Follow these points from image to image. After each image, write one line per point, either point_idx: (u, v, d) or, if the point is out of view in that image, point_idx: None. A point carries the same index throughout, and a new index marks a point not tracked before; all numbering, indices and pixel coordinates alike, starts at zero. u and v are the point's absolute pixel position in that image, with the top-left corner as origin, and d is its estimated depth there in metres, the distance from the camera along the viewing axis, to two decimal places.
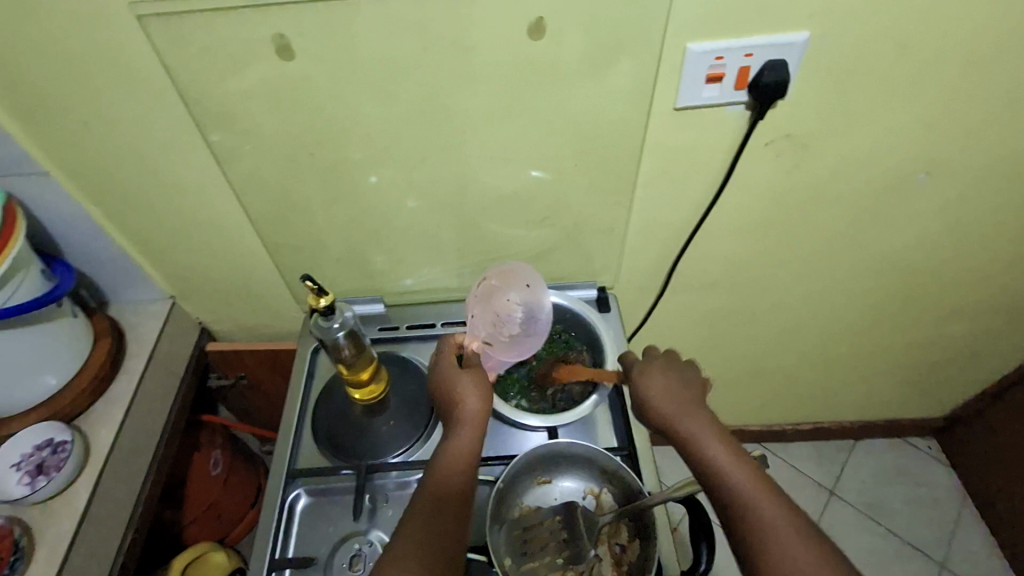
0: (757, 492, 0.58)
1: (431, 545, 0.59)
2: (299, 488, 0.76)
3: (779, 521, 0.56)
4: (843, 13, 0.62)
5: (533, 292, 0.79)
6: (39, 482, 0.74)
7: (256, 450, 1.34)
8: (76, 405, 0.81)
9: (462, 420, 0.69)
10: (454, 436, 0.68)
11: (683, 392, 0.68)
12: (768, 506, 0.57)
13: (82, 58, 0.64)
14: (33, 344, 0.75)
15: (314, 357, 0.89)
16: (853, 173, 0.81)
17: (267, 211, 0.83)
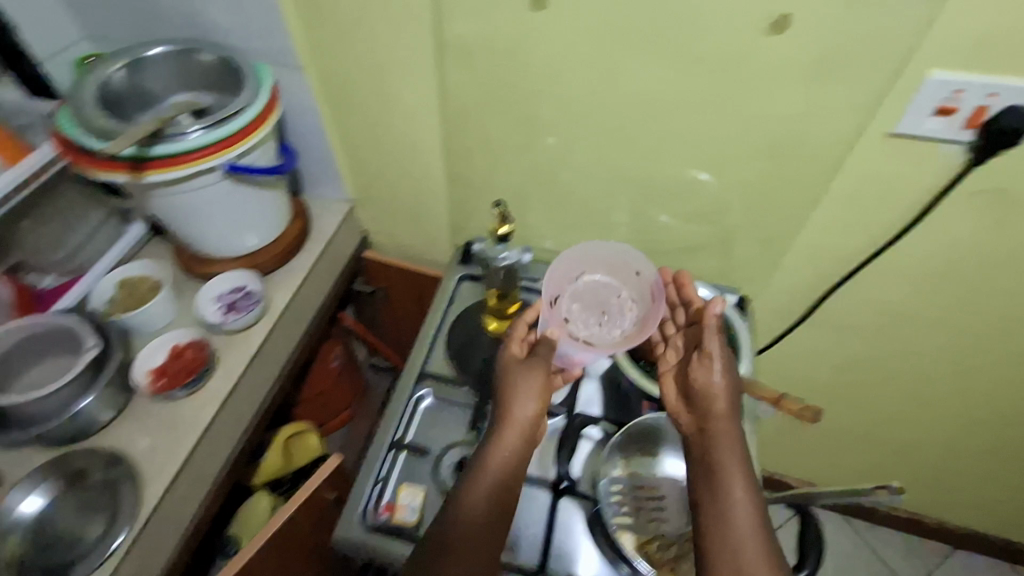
0: (747, 504, 0.60)
1: (475, 552, 0.61)
2: (425, 388, 0.85)
3: (754, 542, 0.57)
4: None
5: (640, 279, 0.81)
6: (230, 317, 0.88)
7: (362, 360, 1.47)
8: (266, 266, 0.95)
9: (514, 419, 0.70)
10: (504, 436, 0.68)
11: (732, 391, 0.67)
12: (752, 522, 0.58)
13: None
14: (254, 204, 0.89)
15: (459, 285, 0.98)
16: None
17: (460, 145, 0.92)
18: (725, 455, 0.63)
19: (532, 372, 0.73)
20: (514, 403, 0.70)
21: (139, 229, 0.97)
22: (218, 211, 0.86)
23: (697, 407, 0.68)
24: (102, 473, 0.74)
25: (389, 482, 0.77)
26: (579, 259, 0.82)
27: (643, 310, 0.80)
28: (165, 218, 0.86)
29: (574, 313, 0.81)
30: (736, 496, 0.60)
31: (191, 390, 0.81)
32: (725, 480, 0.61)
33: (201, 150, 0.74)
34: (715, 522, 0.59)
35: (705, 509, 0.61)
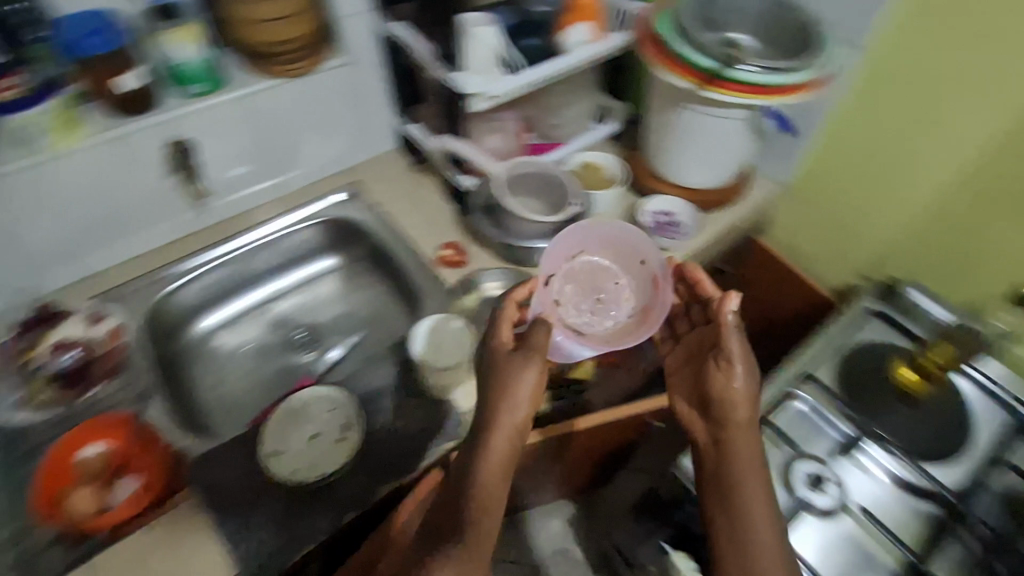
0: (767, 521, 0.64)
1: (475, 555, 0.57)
2: (803, 393, 0.83)
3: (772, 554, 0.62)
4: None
5: (646, 268, 0.76)
6: (658, 233, 0.95)
7: None
8: (700, 206, 0.99)
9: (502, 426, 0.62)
10: (490, 444, 0.61)
11: (750, 399, 0.69)
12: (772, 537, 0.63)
13: None
14: (734, 148, 0.91)
15: (870, 319, 0.93)
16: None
17: (982, 184, 0.82)
18: (744, 465, 0.66)
19: (519, 360, 0.63)
20: (497, 404, 0.62)
21: (613, 126, 1.08)
22: (714, 145, 0.90)
23: (711, 416, 0.70)
24: None
25: None
26: (581, 234, 0.76)
27: (642, 301, 0.75)
28: (664, 129, 0.93)
29: (567, 295, 0.75)
30: (755, 509, 0.64)
31: None
32: (742, 492, 0.65)
33: (741, 86, 0.78)
34: (731, 527, 0.65)
35: (720, 513, 0.66)
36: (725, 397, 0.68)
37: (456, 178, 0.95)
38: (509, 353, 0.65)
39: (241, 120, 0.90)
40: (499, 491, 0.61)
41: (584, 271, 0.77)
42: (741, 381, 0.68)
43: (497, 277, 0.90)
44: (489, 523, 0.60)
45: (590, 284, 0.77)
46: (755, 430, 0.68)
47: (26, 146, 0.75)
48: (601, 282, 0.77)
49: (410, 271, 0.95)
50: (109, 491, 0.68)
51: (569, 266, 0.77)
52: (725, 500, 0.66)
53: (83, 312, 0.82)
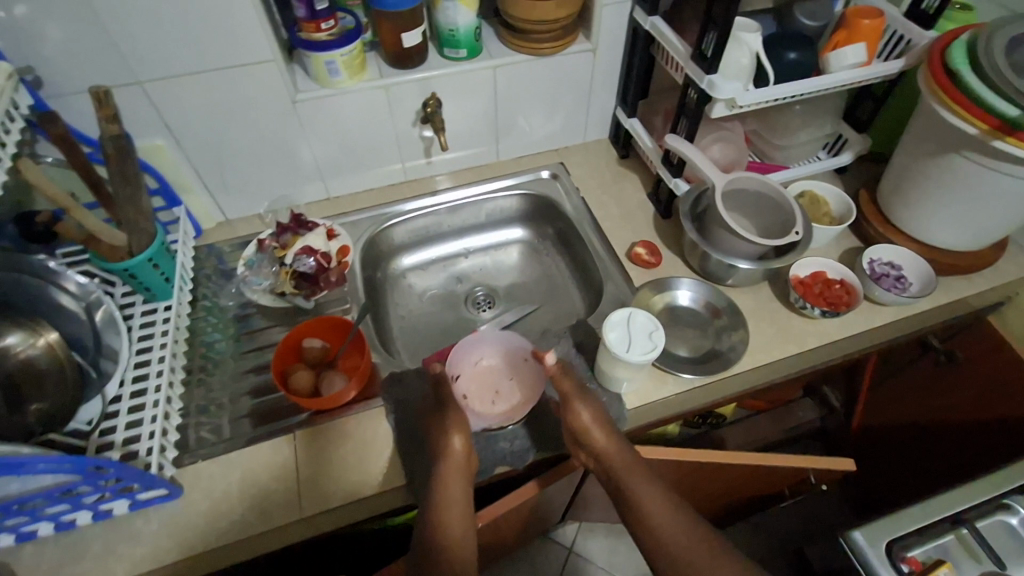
0: (665, 509, 0.69)
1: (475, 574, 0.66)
2: (1018, 506, 0.71)
3: (682, 533, 0.67)
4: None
5: (530, 364, 0.84)
6: (879, 285, 0.86)
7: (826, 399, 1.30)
8: (935, 267, 0.89)
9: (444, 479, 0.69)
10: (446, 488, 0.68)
11: (599, 417, 0.73)
12: (672, 519, 0.68)
13: None
14: (1005, 214, 0.79)
15: None
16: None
17: None
18: (626, 473, 0.72)
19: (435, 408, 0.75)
20: (434, 448, 0.70)
21: (844, 158, 0.97)
22: (981, 203, 0.78)
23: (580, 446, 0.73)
24: (727, 321, 0.85)
25: (925, 546, 0.70)
26: (481, 346, 0.85)
27: (533, 389, 0.82)
28: (921, 173, 0.83)
29: (468, 391, 0.82)
30: (652, 504, 0.69)
31: (819, 316, 0.84)
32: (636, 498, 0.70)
33: None
34: (642, 527, 0.69)
35: (634, 523, 0.70)
36: (581, 428, 0.72)
37: (672, 181, 0.92)
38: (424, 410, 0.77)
39: (485, 86, 0.97)
40: (463, 485, 0.70)
41: (484, 366, 0.85)
42: (589, 412, 0.72)
43: (688, 286, 0.88)
44: (466, 517, 0.69)
45: (489, 378, 0.84)
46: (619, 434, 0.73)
47: (326, 80, 0.88)
48: (499, 378, 0.84)
49: (598, 259, 0.97)
50: (322, 377, 0.79)
51: (471, 367, 0.84)
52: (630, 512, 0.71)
53: (323, 225, 0.95)
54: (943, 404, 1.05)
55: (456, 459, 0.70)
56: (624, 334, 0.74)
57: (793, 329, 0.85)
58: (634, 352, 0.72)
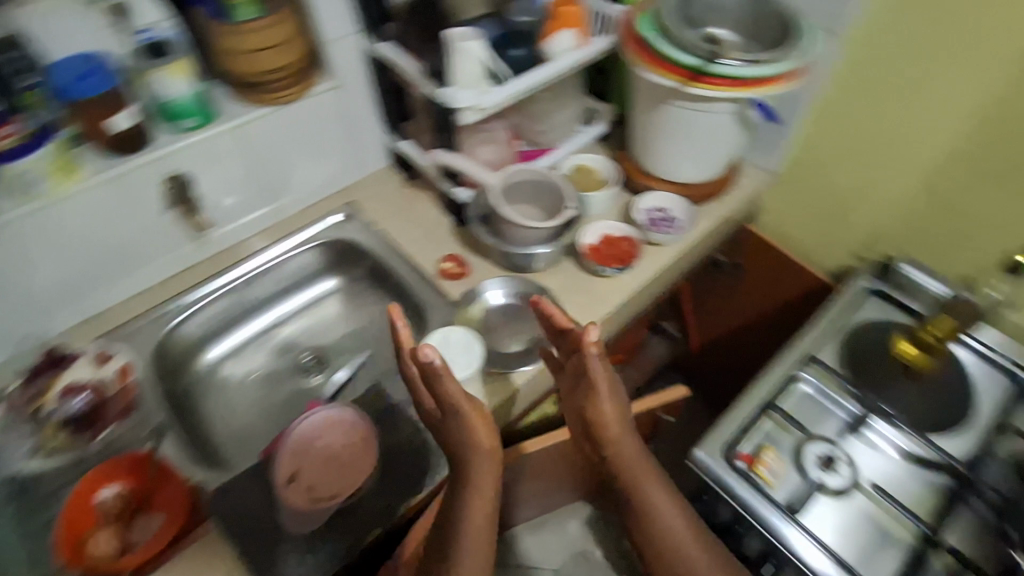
0: (670, 516, 0.76)
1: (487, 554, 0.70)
2: (808, 375, 0.85)
3: (685, 537, 0.76)
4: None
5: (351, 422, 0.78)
6: (655, 230, 0.97)
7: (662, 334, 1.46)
8: (694, 199, 1.02)
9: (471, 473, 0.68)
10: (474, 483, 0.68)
11: (619, 415, 0.74)
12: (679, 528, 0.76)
13: None
14: (722, 143, 0.94)
15: (864, 296, 0.94)
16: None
17: (968, 161, 0.84)
18: (635, 480, 0.76)
19: (456, 419, 0.66)
20: (464, 453, 0.68)
21: (598, 129, 1.08)
22: (701, 139, 0.92)
23: (596, 436, 0.75)
24: (542, 305, 0.90)
25: (750, 437, 0.80)
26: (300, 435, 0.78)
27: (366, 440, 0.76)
28: (650, 125, 0.94)
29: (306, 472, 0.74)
30: (663, 518, 0.76)
31: (615, 274, 0.92)
32: (641, 488, 0.76)
33: (726, 80, 0.80)
34: (641, 515, 0.77)
35: (639, 526, 0.77)
36: (595, 416, 0.74)
37: (452, 191, 0.97)
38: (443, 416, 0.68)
39: (234, 148, 0.90)
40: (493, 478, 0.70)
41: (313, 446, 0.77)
42: (603, 394, 0.72)
43: (498, 285, 0.91)
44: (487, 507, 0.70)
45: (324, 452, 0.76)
46: (633, 436, 0.76)
47: (27, 192, 0.75)
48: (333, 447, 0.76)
49: (409, 285, 0.95)
50: (131, 528, 0.69)
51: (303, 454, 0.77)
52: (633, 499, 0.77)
53: (89, 353, 0.81)
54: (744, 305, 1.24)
55: (493, 461, 0.69)
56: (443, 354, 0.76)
57: (601, 291, 0.92)
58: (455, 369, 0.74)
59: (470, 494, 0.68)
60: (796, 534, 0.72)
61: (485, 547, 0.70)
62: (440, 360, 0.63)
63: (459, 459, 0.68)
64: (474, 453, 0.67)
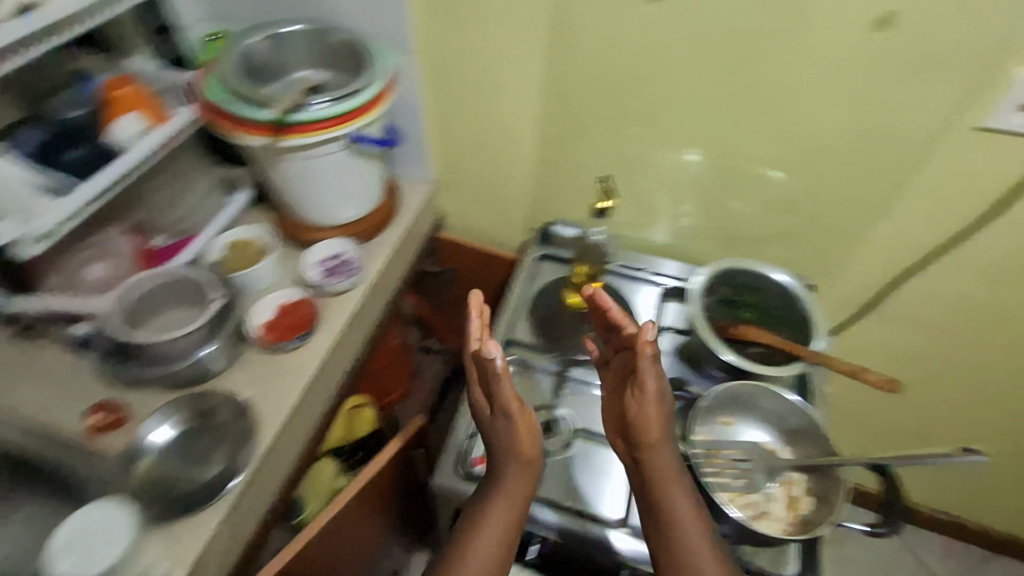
0: (691, 522, 0.65)
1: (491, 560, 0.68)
2: (510, 356, 0.91)
3: (702, 543, 0.64)
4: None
5: None
6: (330, 280, 0.93)
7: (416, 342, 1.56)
8: (362, 235, 1.00)
9: (502, 473, 0.71)
10: (494, 490, 0.71)
11: (664, 421, 0.70)
12: (700, 536, 0.65)
13: None
14: (357, 176, 0.94)
15: (537, 263, 1.04)
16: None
17: (556, 129, 0.97)
18: (662, 485, 0.67)
19: (505, 420, 0.71)
20: (500, 455, 0.72)
21: (245, 196, 1.03)
22: (330, 182, 0.91)
23: (632, 439, 0.70)
24: (228, 416, 0.80)
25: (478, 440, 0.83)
26: None
27: None
28: (282, 184, 0.91)
29: None
30: (686, 520, 0.65)
31: (302, 343, 0.87)
32: (666, 501, 0.66)
33: (311, 125, 0.79)
34: (656, 526, 0.67)
35: (657, 535, 0.66)
36: (638, 419, 0.69)
37: (70, 329, 0.82)
38: (494, 413, 0.73)
39: None
40: (523, 487, 0.71)
41: None
42: (646, 401, 0.69)
43: (161, 419, 0.78)
44: (512, 518, 0.70)
45: None
46: (674, 448, 0.69)
47: None
48: None
49: (56, 461, 0.76)
50: None
51: None
52: (652, 508, 0.67)
53: None
54: (467, 300, 1.36)
55: (526, 473, 0.71)
56: (80, 549, 0.62)
57: (291, 367, 0.85)
58: (101, 556, 0.62)
59: (500, 485, 0.71)
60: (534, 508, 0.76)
61: (497, 552, 0.68)
62: (502, 361, 0.69)
63: (497, 456, 0.72)
64: (513, 455, 0.71)
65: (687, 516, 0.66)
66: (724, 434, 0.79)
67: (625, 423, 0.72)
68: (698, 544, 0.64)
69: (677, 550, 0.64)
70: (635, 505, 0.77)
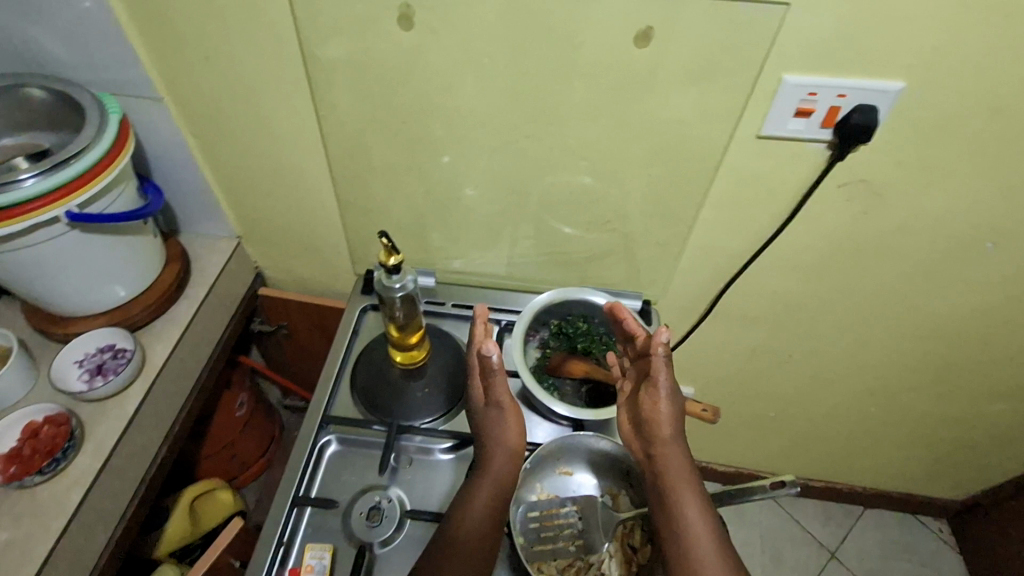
0: (699, 517, 0.63)
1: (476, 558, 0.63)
2: (330, 433, 0.80)
3: (709, 538, 0.62)
4: (960, 70, 0.63)
5: None
6: (96, 382, 0.78)
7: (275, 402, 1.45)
8: (140, 317, 0.84)
9: (490, 462, 0.69)
10: (480, 485, 0.67)
11: (678, 419, 0.67)
12: (707, 530, 0.62)
13: (225, 11, 0.69)
14: (112, 254, 0.78)
15: (361, 317, 0.94)
16: (936, 226, 0.80)
17: (351, 169, 0.87)
18: (672, 476, 0.65)
19: (497, 411, 0.71)
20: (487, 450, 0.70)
21: None
22: (70, 267, 0.75)
23: (643, 434, 0.68)
24: None
25: (293, 544, 0.71)
26: None
27: None
28: (3, 278, 0.74)
29: None
30: (693, 513, 0.63)
31: (53, 473, 0.70)
32: (677, 496, 0.64)
33: (6, 212, 0.63)
34: (665, 520, 0.64)
35: (665, 527, 0.63)
36: (652, 416, 0.67)
37: None
38: (488, 404, 0.72)
39: None
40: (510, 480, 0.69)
41: None
42: (662, 401, 0.66)
43: None
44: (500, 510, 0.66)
45: None
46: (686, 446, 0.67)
47: None
48: None
49: None
50: None
51: None
52: (661, 501, 0.65)
53: None
54: (313, 354, 1.24)
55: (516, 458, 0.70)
56: None
57: (42, 503, 0.69)
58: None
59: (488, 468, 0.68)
60: None
61: (484, 538, 0.64)
62: (498, 360, 0.68)
63: (485, 450, 0.70)
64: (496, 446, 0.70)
65: (696, 509, 0.63)
66: (560, 489, 0.74)
67: (640, 420, 0.69)
68: (707, 536, 0.62)
69: (685, 542, 0.62)
70: None
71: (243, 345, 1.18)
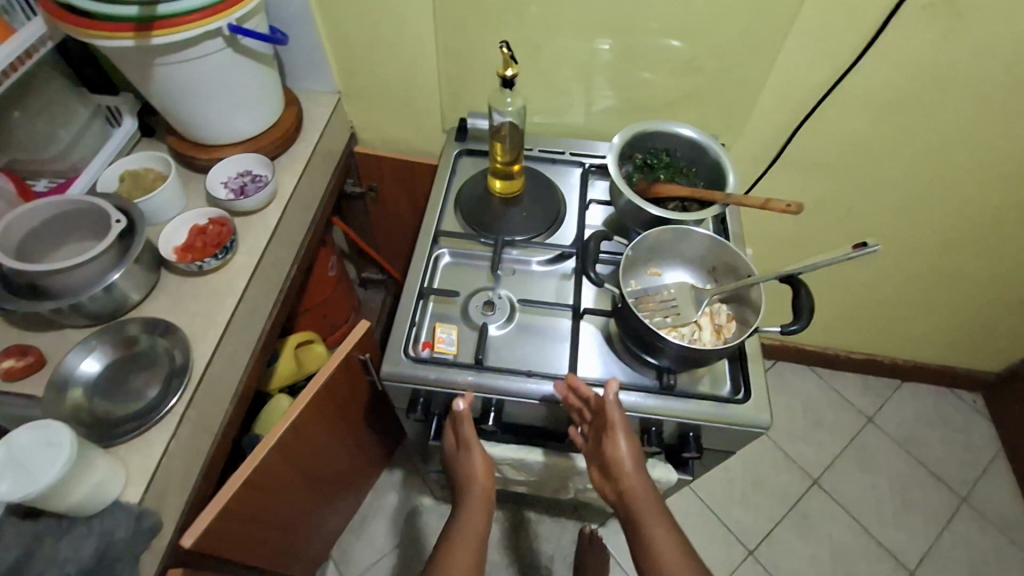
0: (665, 536, 0.68)
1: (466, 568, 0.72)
2: (443, 246, 0.91)
3: (675, 554, 0.67)
4: None
5: None
6: (240, 198, 0.89)
7: (354, 276, 1.58)
8: (271, 148, 0.95)
9: (469, 497, 0.77)
10: (468, 515, 0.76)
11: (638, 454, 0.72)
12: (673, 546, 0.68)
13: None
14: (251, 82, 0.87)
15: (456, 160, 1.04)
16: (1013, 52, 0.85)
17: (453, 13, 0.93)
18: (636, 507, 0.70)
19: (470, 456, 0.78)
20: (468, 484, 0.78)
21: (129, 125, 0.95)
22: (220, 91, 0.84)
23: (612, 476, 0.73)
24: (150, 339, 0.77)
25: (424, 325, 0.84)
26: None
27: None
28: (163, 101, 0.84)
29: None
30: (660, 534, 0.68)
31: (221, 261, 0.83)
32: (643, 522, 0.69)
33: (182, 17, 0.72)
34: (640, 549, 0.70)
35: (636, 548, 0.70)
36: (614, 458, 0.71)
37: None
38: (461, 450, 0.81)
39: None
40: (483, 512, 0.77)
41: None
42: (623, 444, 0.70)
43: (83, 352, 0.74)
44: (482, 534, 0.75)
45: None
46: (648, 477, 0.71)
47: None
48: None
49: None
50: None
51: None
52: (635, 535, 0.70)
53: None
54: (398, 219, 1.36)
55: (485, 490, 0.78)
56: (13, 470, 0.57)
57: (216, 286, 0.82)
58: (41, 476, 0.57)
59: (468, 501, 0.78)
60: (486, 374, 0.78)
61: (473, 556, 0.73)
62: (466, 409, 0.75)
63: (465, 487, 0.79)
64: (471, 488, 0.78)
65: (662, 530, 0.69)
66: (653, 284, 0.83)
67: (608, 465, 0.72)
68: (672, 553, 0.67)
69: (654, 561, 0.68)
70: (584, 369, 0.81)
71: (335, 207, 1.30)
